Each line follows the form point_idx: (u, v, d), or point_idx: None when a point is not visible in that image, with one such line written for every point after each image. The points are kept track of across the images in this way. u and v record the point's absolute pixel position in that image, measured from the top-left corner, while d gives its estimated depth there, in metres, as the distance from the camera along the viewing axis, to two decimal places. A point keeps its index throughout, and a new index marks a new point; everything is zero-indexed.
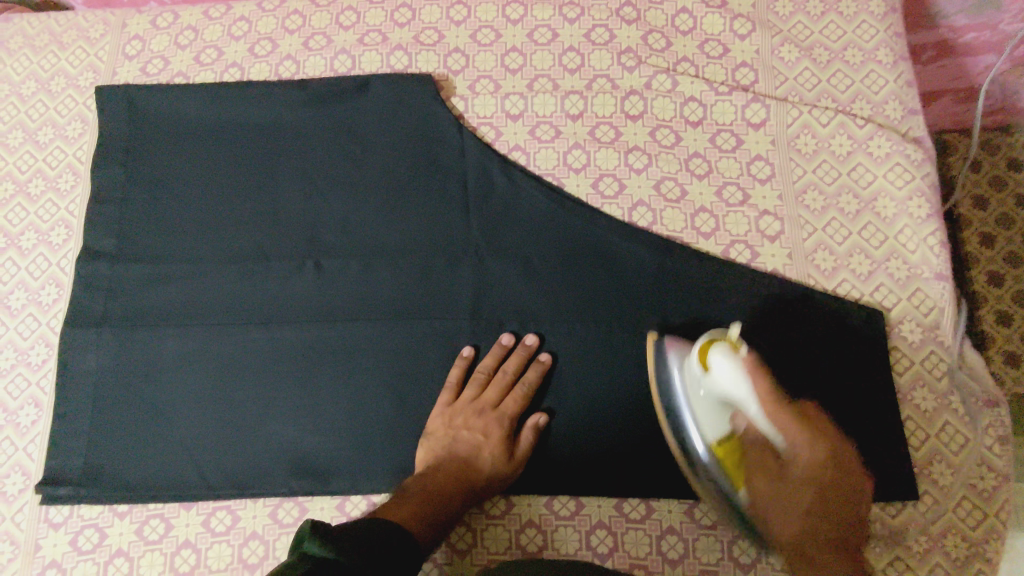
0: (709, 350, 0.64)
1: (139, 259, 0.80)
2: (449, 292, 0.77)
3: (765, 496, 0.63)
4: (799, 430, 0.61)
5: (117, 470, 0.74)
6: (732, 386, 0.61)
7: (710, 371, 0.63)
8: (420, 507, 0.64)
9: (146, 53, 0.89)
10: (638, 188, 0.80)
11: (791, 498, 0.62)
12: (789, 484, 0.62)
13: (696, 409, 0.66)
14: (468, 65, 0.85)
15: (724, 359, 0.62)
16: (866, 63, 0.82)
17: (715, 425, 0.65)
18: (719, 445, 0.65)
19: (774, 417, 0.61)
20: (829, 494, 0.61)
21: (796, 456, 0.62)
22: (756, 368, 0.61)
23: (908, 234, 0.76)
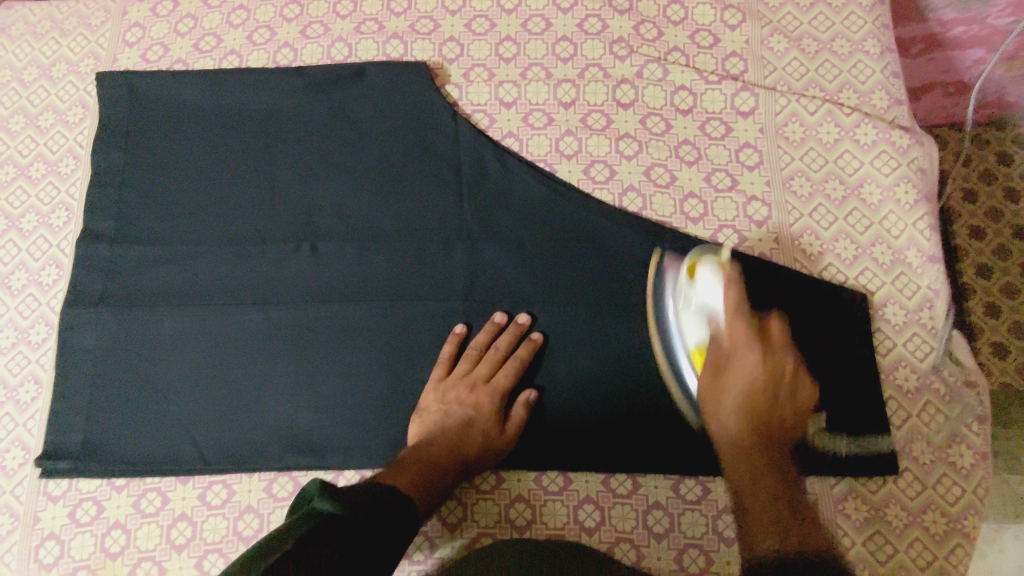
0: (698, 262, 0.69)
1: (137, 240, 0.81)
2: (441, 274, 0.78)
3: (709, 393, 0.63)
4: (747, 328, 0.62)
5: (115, 446, 0.75)
6: (710, 294, 0.66)
7: (695, 280, 0.68)
8: (415, 475, 0.66)
9: (146, 40, 0.90)
10: (628, 174, 0.81)
11: (726, 389, 0.61)
12: (727, 379, 0.61)
13: (680, 319, 0.70)
14: (463, 53, 0.87)
15: (706, 271, 0.67)
16: (854, 53, 0.83)
17: (696, 332, 0.68)
18: (697, 351, 0.68)
19: (732, 317, 0.63)
20: (762, 392, 0.60)
21: (738, 352, 0.62)
22: (733, 279, 0.65)
23: (893, 220, 0.77)
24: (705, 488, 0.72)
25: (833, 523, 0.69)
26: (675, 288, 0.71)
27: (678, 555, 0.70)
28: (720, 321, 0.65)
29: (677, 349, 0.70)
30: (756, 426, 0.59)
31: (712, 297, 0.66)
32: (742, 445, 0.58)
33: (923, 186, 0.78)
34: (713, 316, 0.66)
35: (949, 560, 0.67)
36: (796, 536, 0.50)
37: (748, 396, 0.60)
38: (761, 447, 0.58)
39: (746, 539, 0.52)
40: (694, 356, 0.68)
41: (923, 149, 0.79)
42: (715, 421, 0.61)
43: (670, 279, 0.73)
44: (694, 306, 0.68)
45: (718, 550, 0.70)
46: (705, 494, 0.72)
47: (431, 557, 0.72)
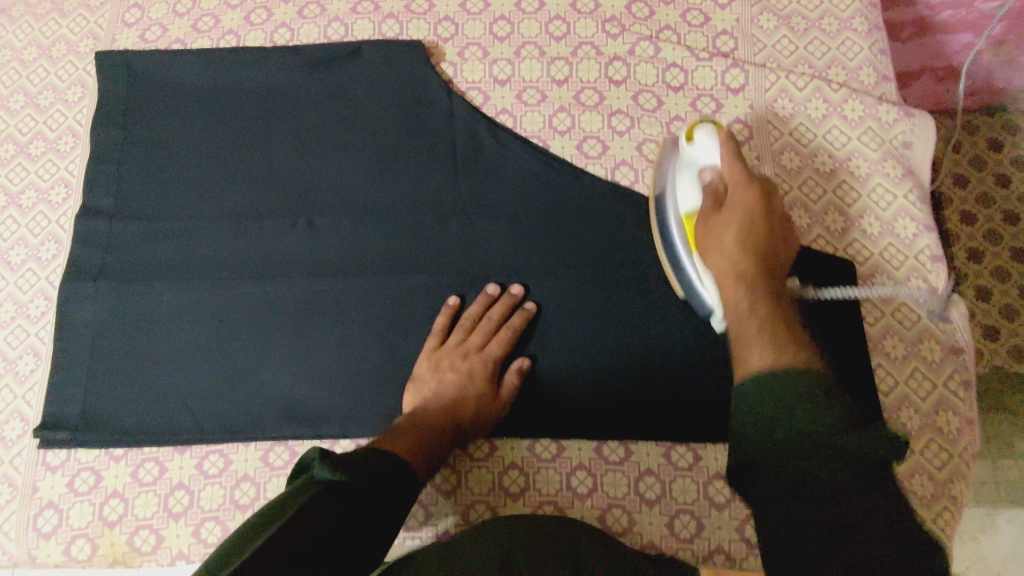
0: (695, 127, 0.68)
1: (136, 215, 0.82)
2: (436, 247, 0.79)
3: (707, 236, 0.62)
4: (747, 175, 0.63)
5: (113, 415, 0.76)
6: (708, 154, 0.66)
7: (693, 142, 0.67)
8: (414, 437, 0.66)
9: (145, 21, 0.91)
10: (620, 149, 0.82)
11: (727, 225, 0.61)
12: (728, 218, 0.61)
13: (676, 184, 0.69)
14: (457, 32, 0.88)
15: (705, 132, 0.66)
16: (842, 31, 0.85)
17: (690, 195, 0.67)
18: (688, 217, 0.67)
19: (731, 166, 0.64)
20: (761, 230, 0.60)
21: (740, 194, 0.62)
22: (730, 141, 0.65)
23: (881, 192, 0.79)
24: (696, 455, 0.73)
25: None
26: (673, 159, 0.71)
27: (670, 521, 0.72)
28: (719, 173, 0.65)
29: (669, 216, 0.70)
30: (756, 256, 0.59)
31: (708, 157, 0.66)
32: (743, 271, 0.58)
33: (907, 161, 0.79)
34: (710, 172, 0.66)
35: (935, 523, 0.69)
36: (796, 352, 0.50)
37: (748, 230, 0.60)
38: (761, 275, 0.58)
39: (742, 349, 0.53)
40: (685, 222, 0.67)
41: (909, 125, 0.80)
42: (712, 256, 0.61)
43: (668, 155, 0.72)
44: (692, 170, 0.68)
45: (709, 515, 0.72)
46: (696, 461, 0.73)
47: (427, 523, 0.73)
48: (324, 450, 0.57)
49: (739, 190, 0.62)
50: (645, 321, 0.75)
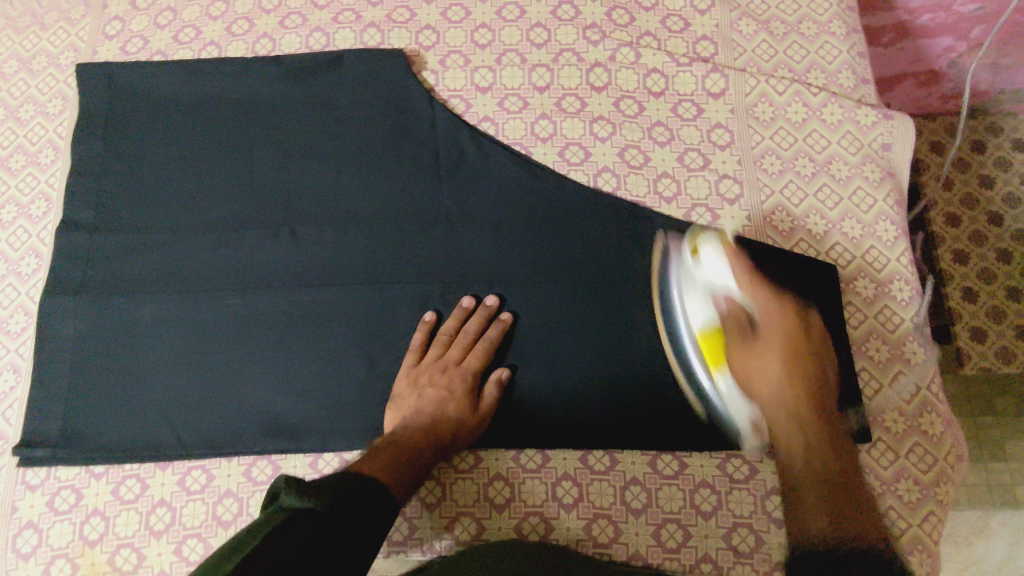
0: (701, 241, 0.76)
1: (117, 229, 0.82)
2: (420, 256, 0.79)
3: (740, 361, 0.74)
4: (771, 306, 0.74)
5: (94, 432, 0.75)
6: (716, 271, 0.75)
7: (702, 260, 0.76)
8: (394, 455, 0.66)
9: (125, 33, 0.91)
10: (602, 156, 0.82)
11: (771, 364, 0.73)
12: (766, 352, 0.73)
13: (682, 296, 0.75)
14: (439, 40, 0.88)
15: (710, 249, 0.76)
16: (820, 35, 0.85)
17: (702, 315, 0.75)
18: (704, 334, 0.74)
19: (748, 292, 0.74)
20: (798, 355, 0.72)
21: (775, 332, 0.73)
22: (739, 253, 0.75)
23: (862, 196, 0.79)
24: (681, 463, 0.72)
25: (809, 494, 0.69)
26: (675, 270, 0.76)
27: (656, 530, 0.71)
28: (732, 299, 0.75)
29: (680, 329, 0.74)
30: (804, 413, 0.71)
31: (717, 275, 0.75)
32: (793, 420, 0.71)
33: (885, 164, 0.80)
34: (722, 293, 0.75)
35: (922, 527, 0.68)
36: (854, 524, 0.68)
37: (796, 382, 0.72)
38: (808, 406, 0.71)
39: (799, 518, 0.69)
40: (700, 339, 0.74)
41: (888, 127, 0.80)
42: (751, 380, 0.73)
43: (670, 265, 0.76)
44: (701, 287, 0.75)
45: (696, 524, 0.71)
46: (682, 469, 0.72)
47: (412, 539, 0.72)
48: (290, 479, 0.58)
49: (768, 330, 0.73)
50: (628, 329, 0.75)
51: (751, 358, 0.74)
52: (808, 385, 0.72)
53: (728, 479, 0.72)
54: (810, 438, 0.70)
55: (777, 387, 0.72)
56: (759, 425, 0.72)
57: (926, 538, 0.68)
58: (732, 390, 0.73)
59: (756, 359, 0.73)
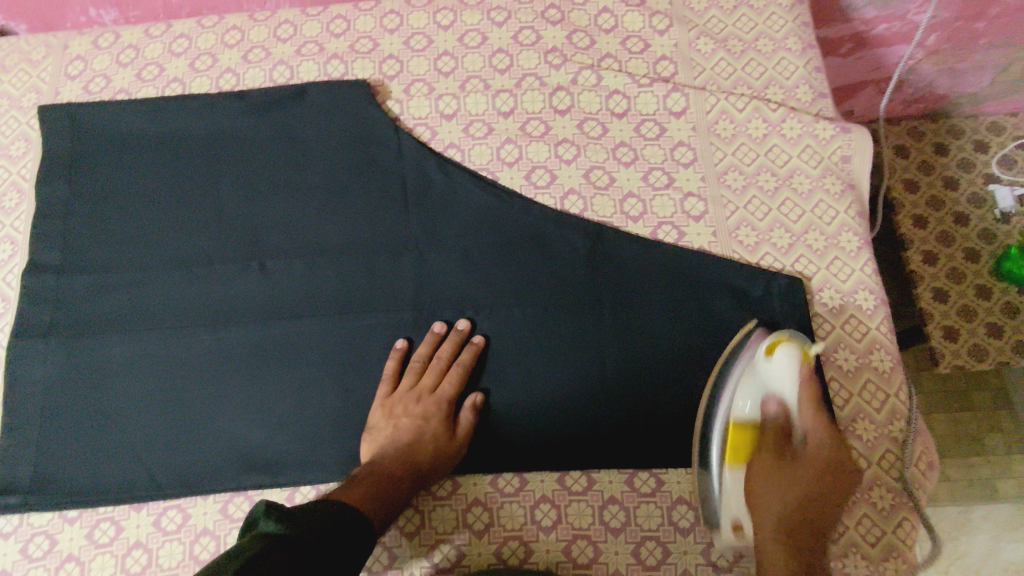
0: (778, 342, 0.69)
1: (85, 269, 0.81)
2: (390, 285, 0.79)
3: (761, 471, 0.68)
4: (819, 425, 0.67)
5: (67, 477, 0.74)
6: (784, 380, 0.69)
7: (772, 358, 0.69)
8: (372, 487, 0.66)
9: (88, 72, 0.91)
10: (568, 178, 0.83)
11: (792, 481, 0.66)
12: (793, 467, 0.67)
13: (738, 386, 0.71)
14: (403, 69, 0.89)
15: (788, 357, 0.68)
16: (777, 51, 0.87)
17: (749, 408, 0.71)
18: (738, 427, 0.70)
19: (805, 410, 0.67)
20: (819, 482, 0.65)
21: (810, 451, 0.66)
22: (811, 378, 0.68)
23: (825, 208, 0.80)
24: (658, 480, 0.73)
25: None
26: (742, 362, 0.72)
27: (635, 548, 0.71)
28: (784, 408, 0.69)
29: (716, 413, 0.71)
30: (798, 527, 0.64)
31: (783, 383, 0.69)
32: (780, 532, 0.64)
33: (845, 176, 0.81)
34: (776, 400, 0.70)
35: (896, 534, 0.69)
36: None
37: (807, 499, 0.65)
38: (801, 531, 0.63)
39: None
40: (731, 431, 0.70)
41: (846, 139, 0.82)
42: (764, 489, 0.67)
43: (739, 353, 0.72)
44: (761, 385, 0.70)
45: (674, 540, 0.71)
46: (659, 486, 0.73)
47: (391, 568, 0.72)
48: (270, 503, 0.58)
49: (811, 449, 0.66)
50: (600, 349, 0.76)
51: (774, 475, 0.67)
52: (818, 511, 0.65)
53: None
54: (799, 544, 0.62)
55: (779, 502, 0.65)
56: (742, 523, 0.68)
57: (900, 544, 0.69)
58: (736, 496, 0.69)
59: (782, 472, 0.67)
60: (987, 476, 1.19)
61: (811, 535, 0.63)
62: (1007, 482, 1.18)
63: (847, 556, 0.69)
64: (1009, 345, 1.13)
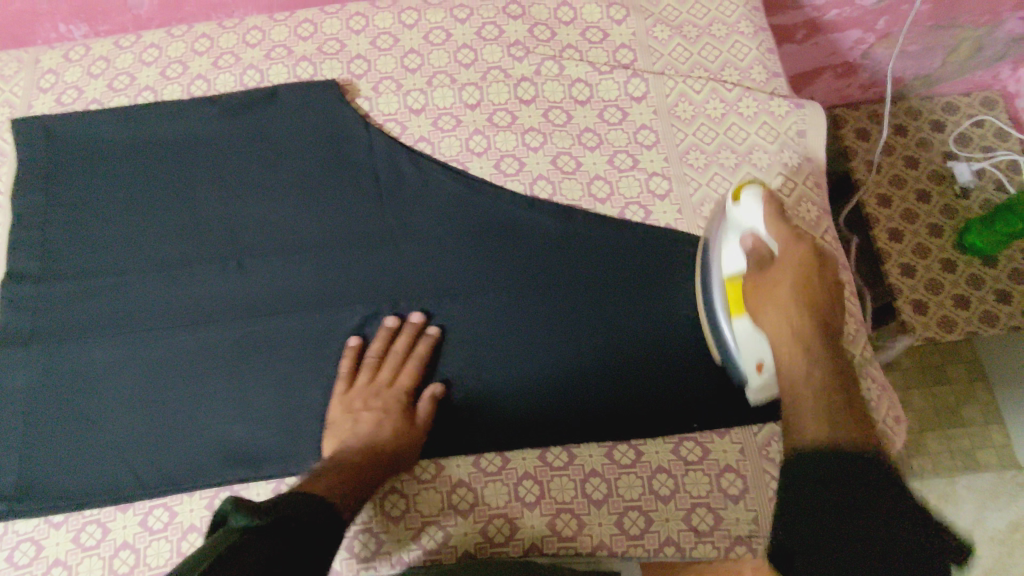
0: (742, 188, 0.69)
1: (64, 277, 0.82)
2: (367, 274, 0.81)
3: (755, 302, 0.65)
4: (792, 238, 0.64)
5: (51, 482, 0.75)
6: (751, 215, 0.67)
7: (739, 203, 0.68)
8: (340, 478, 0.67)
9: (60, 85, 0.92)
10: (536, 165, 0.85)
11: (780, 297, 0.63)
12: (776, 282, 0.64)
13: (723, 246, 0.70)
14: (370, 68, 0.91)
15: (749, 195, 0.68)
16: (730, 35, 0.90)
17: (734, 260, 0.68)
18: (732, 281, 0.68)
19: (777, 234, 0.65)
20: (811, 291, 0.63)
21: (787, 265, 0.63)
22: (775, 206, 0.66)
23: (784, 180, 0.83)
24: (637, 451, 0.74)
25: (760, 467, 0.73)
26: (721, 219, 0.72)
27: (618, 519, 0.72)
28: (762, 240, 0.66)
29: (714, 276, 0.70)
30: (808, 345, 0.61)
31: (752, 220, 0.67)
32: (798, 354, 0.61)
33: (802, 149, 0.84)
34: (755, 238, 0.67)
35: None
36: (849, 432, 0.54)
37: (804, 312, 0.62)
38: (818, 343, 0.61)
39: (798, 425, 0.57)
40: (728, 284, 0.68)
41: (800, 115, 0.85)
42: (761, 314, 0.64)
43: (715, 221, 0.73)
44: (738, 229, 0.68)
45: (656, 508, 0.72)
46: (638, 457, 0.74)
47: (380, 552, 0.72)
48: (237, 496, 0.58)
49: (785, 263, 0.64)
50: (572, 329, 0.78)
51: (761, 297, 0.64)
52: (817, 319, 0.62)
53: (684, 462, 0.73)
54: (817, 364, 0.60)
55: (784, 329, 0.62)
56: (767, 363, 0.66)
57: None
58: (751, 335, 0.66)
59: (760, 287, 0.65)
60: (966, 446, 1.22)
61: (824, 345, 0.61)
62: (986, 450, 1.21)
63: None
64: (976, 315, 1.16)
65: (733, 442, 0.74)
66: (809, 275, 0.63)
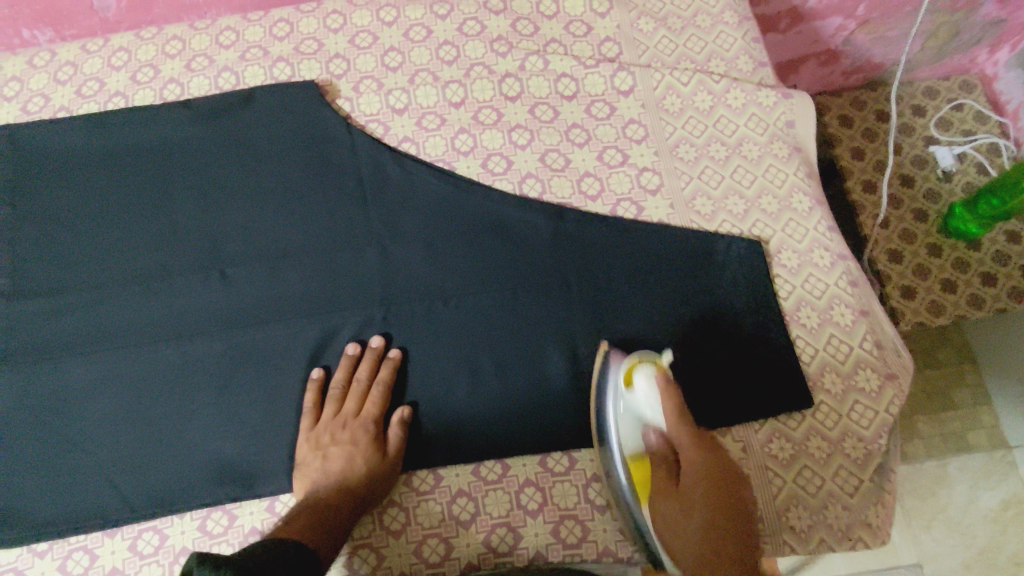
0: (633, 367, 0.69)
1: (37, 293, 0.79)
2: (355, 280, 0.79)
3: (664, 514, 0.64)
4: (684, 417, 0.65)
5: (33, 510, 0.71)
6: (647, 397, 0.67)
7: (632, 385, 0.68)
8: (310, 519, 0.66)
9: (25, 93, 0.88)
10: (524, 162, 0.84)
11: (687, 530, 0.62)
12: (684, 500, 0.63)
13: (618, 427, 0.69)
14: (350, 68, 0.89)
15: (643, 374, 0.67)
16: (716, 25, 0.89)
17: (632, 442, 0.68)
18: (635, 460, 0.68)
19: (673, 428, 0.66)
20: (712, 485, 0.63)
21: (693, 473, 0.64)
22: (666, 381, 0.66)
23: (775, 172, 0.82)
24: None
25: (763, 467, 0.71)
26: (606, 395, 0.71)
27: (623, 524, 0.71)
28: (663, 435, 0.67)
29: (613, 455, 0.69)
30: (716, 541, 0.60)
31: (649, 401, 0.67)
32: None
33: (793, 140, 0.84)
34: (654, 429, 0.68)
35: (873, 480, 0.70)
36: None
37: (711, 517, 0.61)
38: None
39: None
40: (631, 465, 0.67)
41: (789, 105, 0.84)
42: (674, 539, 0.63)
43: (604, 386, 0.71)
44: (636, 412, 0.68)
45: None
46: None
47: (381, 570, 0.70)
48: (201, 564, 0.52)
49: (688, 461, 0.64)
50: (568, 332, 0.76)
51: (676, 519, 0.63)
52: (727, 528, 0.61)
53: None
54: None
55: (691, 543, 0.61)
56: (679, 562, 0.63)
57: (878, 488, 0.70)
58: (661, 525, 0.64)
59: (677, 515, 0.63)
60: (958, 429, 1.23)
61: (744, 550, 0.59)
62: (977, 432, 1.22)
63: (829, 507, 0.69)
64: (963, 300, 1.17)
65: (735, 440, 0.72)
66: (714, 485, 0.63)
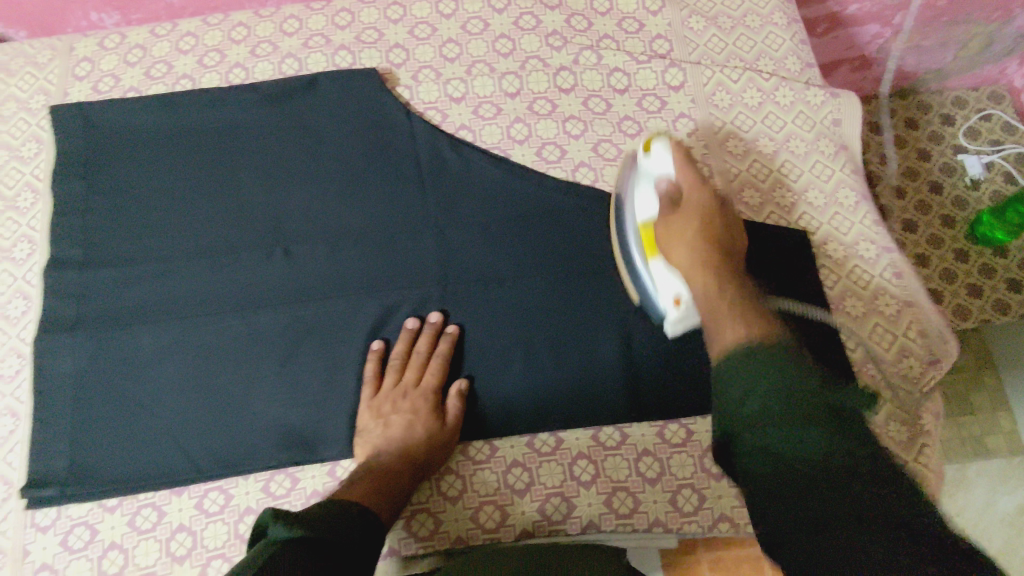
0: (651, 140, 0.73)
1: (107, 263, 0.82)
2: (414, 259, 0.82)
3: (667, 240, 0.69)
4: (699, 182, 0.70)
5: (103, 467, 0.74)
6: (664, 161, 0.71)
7: (649, 154, 0.72)
8: (375, 484, 0.68)
9: (96, 73, 0.92)
10: (578, 152, 0.87)
11: (697, 257, 0.66)
12: (689, 226, 0.68)
13: (633, 195, 0.72)
14: (409, 57, 0.92)
15: (661, 144, 0.72)
16: (764, 26, 0.92)
17: (645, 208, 0.71)
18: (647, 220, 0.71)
19: (687, 183, 0.70)
20: (715, 232, 0.68)
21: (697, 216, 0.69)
22: (683, 152, 0.72)
23: (821, 167, 0.85)
24: (688, 430, 0.75)
25: None
26: (624, 171, 0.75)
27: (672, 497, 0.73)
28: (676, 190, 0.70)
29: (627, 225, 0.72)
30: (715, 265, 0.65)
31: (664, 166, 0.71)
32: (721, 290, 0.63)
33: (838, 138, 0.86)
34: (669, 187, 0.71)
35: (917, 462, 0.72)
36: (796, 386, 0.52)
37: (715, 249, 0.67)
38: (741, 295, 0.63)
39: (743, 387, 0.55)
40: (642, 226, 0.71)
41: (836, 104, 0.87)
42: (678, 260, 0.67)
43: (624, 168, 0.76)
44: (651, 176, 0.72)
45: (709, 486, 0.73)
46: (689, 436, 0.75)
47: (438, 534, 0.73)
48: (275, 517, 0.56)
49: (694, 206, 0.69)
50: (620, 314, 0.79)
51: (682, 254, 0.67)
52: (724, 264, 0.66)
53: None
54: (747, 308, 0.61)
55: (696, 259, 0.66)
56: (683, 298, 0.68)
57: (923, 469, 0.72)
58: (670, 274, 0.69)
59: (687, 248, 0.67)
60: (977, 432, 1.21)
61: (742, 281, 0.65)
62: (996, 436, 1.21)
63: None
64: (988, 304, 1.20)
65: None
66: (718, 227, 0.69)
